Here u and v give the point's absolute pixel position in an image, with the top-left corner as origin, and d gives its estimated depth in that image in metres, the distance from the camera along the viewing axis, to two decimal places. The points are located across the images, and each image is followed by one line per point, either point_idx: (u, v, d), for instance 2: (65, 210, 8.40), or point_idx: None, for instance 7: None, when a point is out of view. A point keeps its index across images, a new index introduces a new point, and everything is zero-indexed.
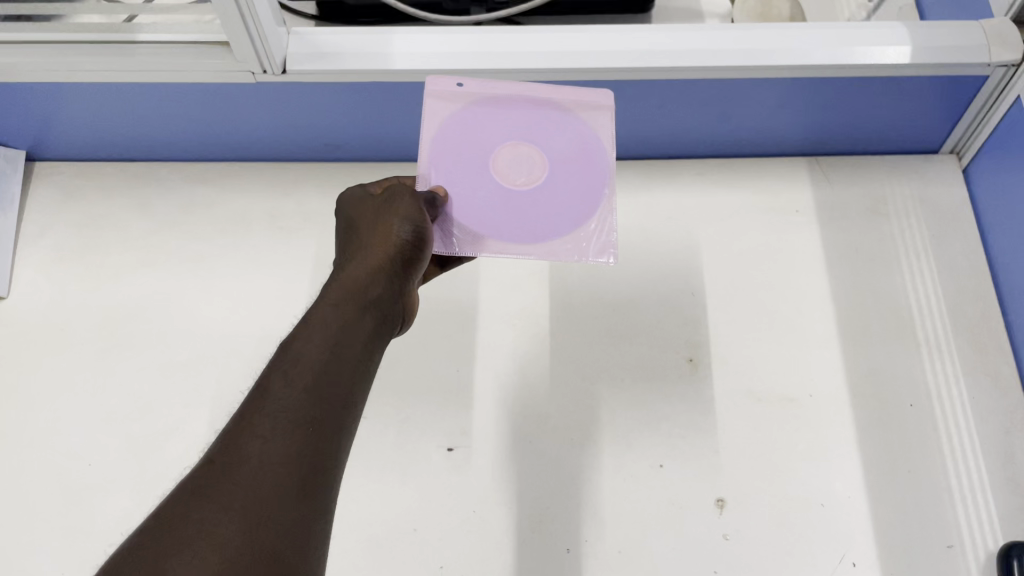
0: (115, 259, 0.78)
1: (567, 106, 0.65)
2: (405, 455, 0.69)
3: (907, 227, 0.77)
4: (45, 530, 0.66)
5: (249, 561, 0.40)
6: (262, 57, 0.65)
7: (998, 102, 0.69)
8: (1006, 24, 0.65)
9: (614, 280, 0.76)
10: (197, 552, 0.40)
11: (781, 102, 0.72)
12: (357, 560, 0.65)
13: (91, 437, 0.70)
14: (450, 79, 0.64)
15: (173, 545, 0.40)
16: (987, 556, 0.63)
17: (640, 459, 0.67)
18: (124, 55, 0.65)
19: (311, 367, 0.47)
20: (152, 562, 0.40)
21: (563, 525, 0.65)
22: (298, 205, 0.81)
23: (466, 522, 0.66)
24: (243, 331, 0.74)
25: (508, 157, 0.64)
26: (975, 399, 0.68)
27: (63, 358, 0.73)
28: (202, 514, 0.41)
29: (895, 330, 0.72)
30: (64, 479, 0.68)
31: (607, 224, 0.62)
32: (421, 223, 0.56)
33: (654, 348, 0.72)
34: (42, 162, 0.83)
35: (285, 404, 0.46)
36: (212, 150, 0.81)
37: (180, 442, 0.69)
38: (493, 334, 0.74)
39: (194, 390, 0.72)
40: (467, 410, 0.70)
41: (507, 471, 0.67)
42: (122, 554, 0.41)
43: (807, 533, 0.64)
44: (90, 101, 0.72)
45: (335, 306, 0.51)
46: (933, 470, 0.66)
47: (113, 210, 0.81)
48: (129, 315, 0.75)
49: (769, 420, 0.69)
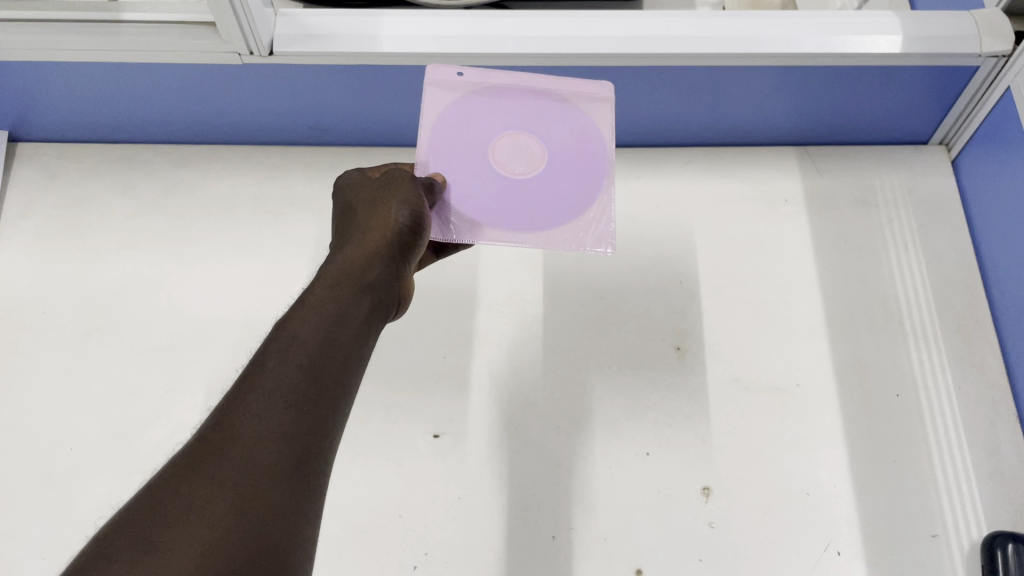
0: (98, 242, 0.77)
1: (567, 97, 0.65)
2: (389, 441, 0.68)
3: (895, 216, 0.77)
4: (23, 514, 0.65)
5: (242, 537, 0.39)
6: (248, 38, 0.64)
7: (988, 93, 0.69)
8: (995, 15, 0.65)
9: (603, 268, 0.76)
10: (190, 526, 0.39)
11: (774, 90, 0.72)
12: (341, 547, 0.64)
13: (71, 420, 0.69)
14: (450, 69, 0.64)
15: (166, 519, 0.39)
16: (971, 546, 0.63)
17: (625, 447, 0.67)
18: (110, 35, 0.64)
19: (309, 346, 0.47)
20: (144, 536, 0.39)
21: (548, 512, 0.65)
22: (284, 189, 0.80)
23: (451, 508, 0.65)
24: (227, 314, 0.74)
25: (507, 146, 0.64)
26: (960, 388, 0.69)
27: (43, 342, 0.72)
28: (193, 489, 0.40)
29: (882, 320, 0.72)
30: (43, 463, 0.67)
31: (605, 213, 0.61)
32: (418, 208, 0.56)
33: (642, 336, 0.72)
34: (26, 143, 0.82)
35: (279, 382, 0.45)
36: (198, 132, 0.80)
37: (163, 426, 0.68)
38: (482, 321, 0.73)
39: (176, 375, 0.71)
40: (453, 396, 0.70)
41: (494, 458, 0.67)
42: (112, 527, 0.40)
43: (794, 524, 0.64)
44: (75, 83, 0.71)
45: (332, 288, 0.50)
46: (919, 460, 0.66)
47: (96, 193, 0.80)
48: (112, 297, 0.75)
49: (754, 409, 0.69)
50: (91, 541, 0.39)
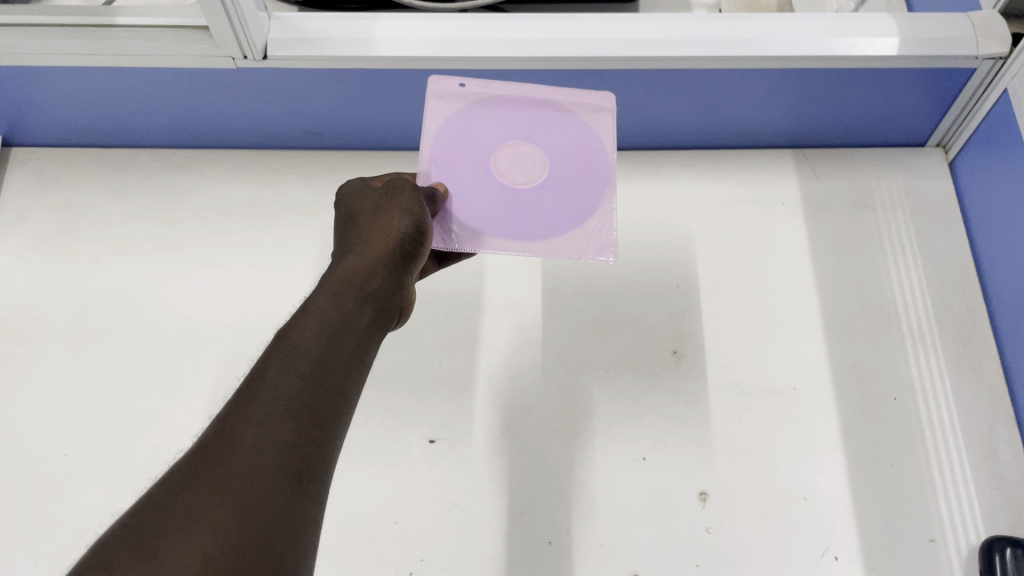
0: (93, 247, 0.77)
1: (568, 107, 0.65)
2: (385, 447, 0.68)
3: (893, 219, 0.77)
4: (17, 521, 0.64)
5: (240, 546, 0.39)
6: (241, 42, 0.64)
7: (986, 95, 0.69)
8: (992, 17, 0.65)
9: (600, 273, 0.75)
10: (187, 535, 0.38)
11: (770, 93, 0.72)
12: (336, 553, 0.64)
13: (66, 426, 0.68)
14: (452, 79, 0.64)
15: (164, 527, 0.39)
16: (970, 550, 0.62)
17: (622, 451, 0.67)
18: (103, 39, 0.64)
19: (311, 356, 0.46)
20: (142, 544, 0.38)
21: (545, 517, 0.65)
22: (279, 193, 0.80)
23: (448, 514, 0.65)
24: (223, 319, 0.73)
25: (509, 156, 0.63)
26: (959, 392, 0.68)
27: (38, 347, 0.72)
28: (192, 498, 0.40)
29: (880, 324, 0.72)
30: (39, 470, 0.66)
31: (607, 222, 0.61)
32: (421, 217, 0.55)
33: (638, 340, 0.72)
34: (20, 147, 0.82)
35: (280, 391, 0.44)
36: (194, 136, 0.80)
37: (157, 432, 0.68)
38: (479, 327, 0.73)
39: (171, 380, 0.70)
40: (449, 401, 0.69)
41: (490, 463, 0.67)
42: (111, 534, 0.39)
43: (792, 528, 0.64)
44: (70, 87, 0.70)
45: (333, 296, 0.50)
46: (917, 462, 0.66)
47: (91, 198, 0.80)
48: (107, 302, 0.74)
49: (751, 412, 0.68)
50: (90, 548, 0.39)
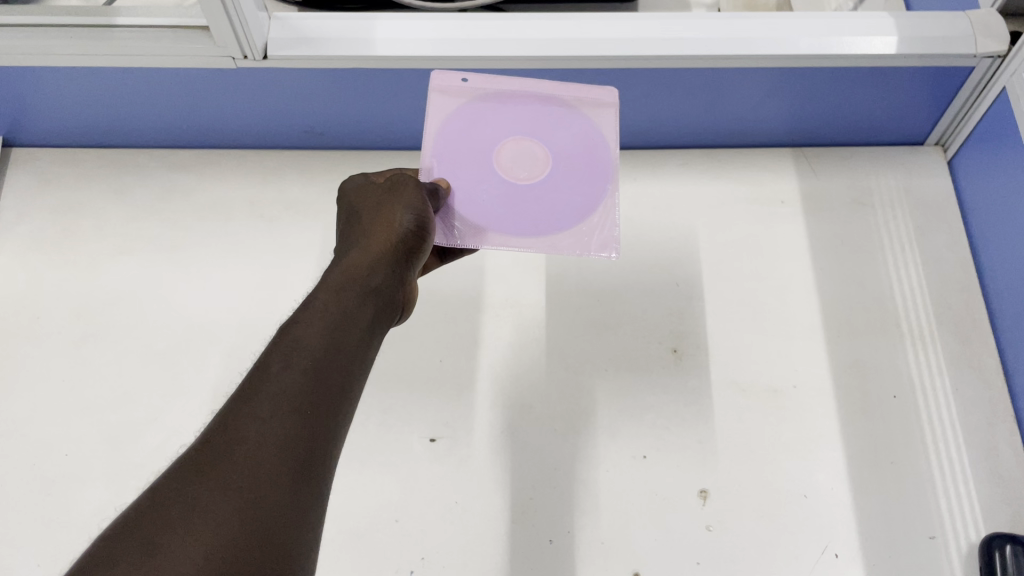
0: (93, 247, 0.77)
1: (570, 102, 0.65)
2: (386, 446, 0.68)
3: (891, 217, 0.77)
4: (18, 520, 0.64)
5: (244, 538, 0.39)
6: (242, 42, 0.64)
7: (984, 93, 0.69)
8: (990, 15, 0.65)
9: (600, 272, 0.75)
10: (191, 527, 0.39)
11: (770, 91, 0.72)
12: (337, 552, 0.64)
13: (66, 426, 0.69)
14: (455, 75, 0.64)
15: (168, 520, 0.39)
16: (970, 547, 0.62)
17: (622, 450, 0.67)
18: (103, 39, 0.64)
19: (314, 350, 0.47)
20: (146, 537, 0.38)
21: (546, 515, 0.65)
22: (279, 193, 0.80)
23: (448, 513, 0.65)
24: (223, 319, 0.74)
25: (512, 152, 0.64)
26: (958, 389, 0.68)
27: (39, 347, 0.72)
28: (195, 491, 0.40)
29: (880, 322, 0.72)
30: (40, 470, 0.67)
31: (609, 219, 0.61)
32: (422, 213, 0.56)
33: (638, 339, 0.72)
34: (21, 148, 0.82)
35: (283, 385, 0.45)
36: (194, 136, 0.80)
37: (158, 431, 0.68)
38: (479, 325, 0.73)
39: (172, 379, 0.71)
40: (449, 401, 0.69)
41: (491, 462, 0.67)
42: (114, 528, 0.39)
43: (793, 526, 0.64)
44: (69, 87, 0.71)
45: (336, 292, 0.50)
46: (917, 460, 0.66)
47: (92, 198, 0.80)
48: (107, 302, 0.74)
49: (751, 411, 0.68)
50: (94, 541, 0.39)
